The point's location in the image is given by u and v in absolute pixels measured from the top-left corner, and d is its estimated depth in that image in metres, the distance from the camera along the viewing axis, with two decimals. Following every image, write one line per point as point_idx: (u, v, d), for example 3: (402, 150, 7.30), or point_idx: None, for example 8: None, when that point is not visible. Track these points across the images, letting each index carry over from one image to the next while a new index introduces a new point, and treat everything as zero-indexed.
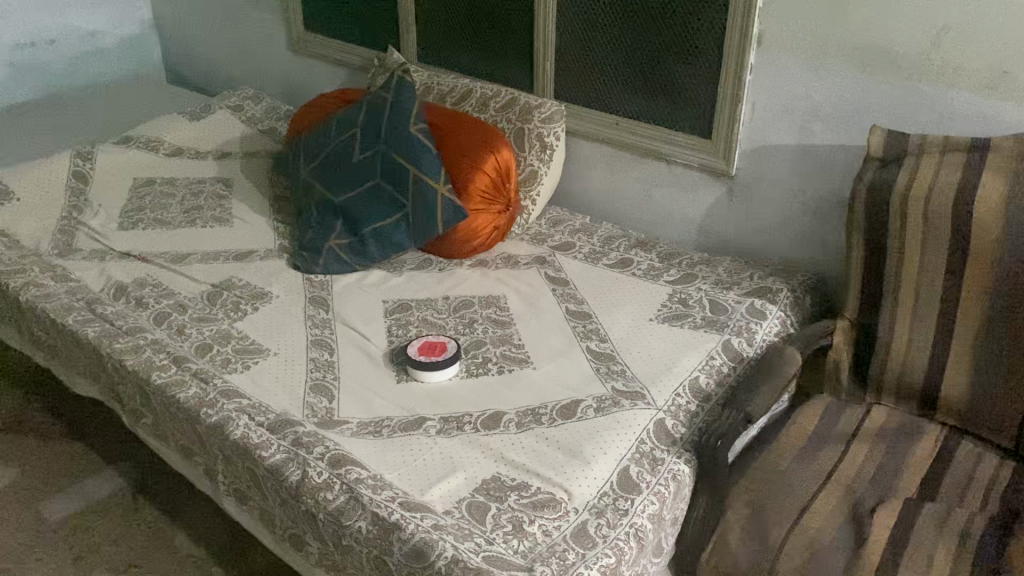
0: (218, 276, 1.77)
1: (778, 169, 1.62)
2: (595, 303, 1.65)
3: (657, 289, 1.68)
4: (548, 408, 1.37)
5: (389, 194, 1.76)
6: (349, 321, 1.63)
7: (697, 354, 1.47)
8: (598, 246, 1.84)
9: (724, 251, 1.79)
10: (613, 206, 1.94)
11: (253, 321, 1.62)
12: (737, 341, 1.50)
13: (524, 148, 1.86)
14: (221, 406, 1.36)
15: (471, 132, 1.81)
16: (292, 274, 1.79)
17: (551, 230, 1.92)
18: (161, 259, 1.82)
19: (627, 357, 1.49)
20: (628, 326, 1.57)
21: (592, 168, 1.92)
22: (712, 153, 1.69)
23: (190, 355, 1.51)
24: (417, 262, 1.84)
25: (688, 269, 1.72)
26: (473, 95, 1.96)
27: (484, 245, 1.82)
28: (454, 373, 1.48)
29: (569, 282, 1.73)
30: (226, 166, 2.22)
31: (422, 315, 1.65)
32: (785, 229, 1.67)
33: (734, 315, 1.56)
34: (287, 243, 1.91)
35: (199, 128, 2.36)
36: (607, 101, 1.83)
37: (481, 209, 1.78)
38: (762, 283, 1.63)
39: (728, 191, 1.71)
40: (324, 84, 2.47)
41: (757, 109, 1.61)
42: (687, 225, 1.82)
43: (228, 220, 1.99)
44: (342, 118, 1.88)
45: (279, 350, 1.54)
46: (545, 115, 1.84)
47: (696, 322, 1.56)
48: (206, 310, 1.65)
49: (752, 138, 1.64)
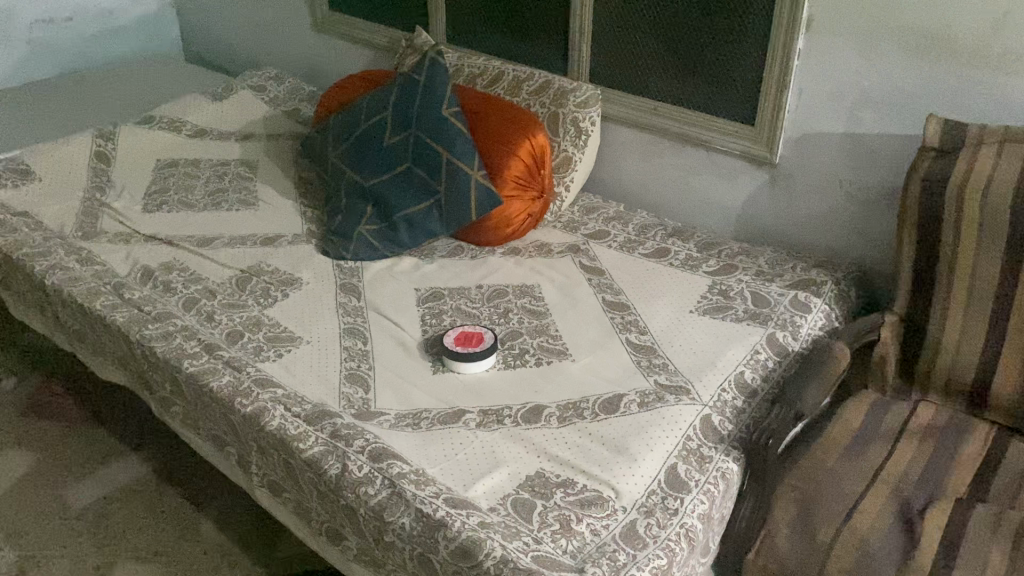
0: (246, 261, 1.73)
1: (823, 157, 1.58)
2: (633, 294, 1.61)
3: (696, 279, 1.64)
4: (589, 402, 1.34)
5: (421, 179, 1.72)
6: (382, 309, 1.60)
7: (741, 348, 1.43)
8: (634, 235, 1.80)
9: (763, 242, 1.74)
10: (648, 194, 1.89)
11: (284, 308, 1.59)
12: (782, 335, 1.46)
13: (558, 133, 1.82)
14: (255, 395, 1.33)
15: (505, 116, 1.76)
16: (321, 259, 1.76)
17: (584, 217, 1.88)
18: (188, 243, 1.79)
19: (669, 351, 1.45)
20: (668, 319, 1.53)
21: (627, 155, 1.88)
22: (755, 141, 1.64)
23: (221, 342, 1.48)
24: (448, 249, 1.80)
25: (728, 260, 1.68)
26: (505, 78, 1.91)
27: (517, 232, 1.78)
28: (491, 364, 1.44)
29: (605, 272, 1.69)
30: (250, 148, 2.18)
31: (456, 304, 1.61)
32: (829, 220, 1.63)
33: (777, 308, 1.52)
34: (315, 228, 1.87)
35: (222, 108, 2.32)
36: (645, 86, 1.78)
37: (515, 195, 1.74)
38: (805, 276, 1.59)
39: (770, 179, 1.67)
40: (349, 66, 2.43)
41: (804, 96, 1.56)
42: (725, 215, 1.77)
43: (254, 204, 1.95)
44: (372, 101, 1.84)
45: (311, 338, 1.51)
46: (581, 99, 1.79)
47: (738, 315, 1.52)
48: (235, 297, 1.61)
49: (797, 126, 1.59)
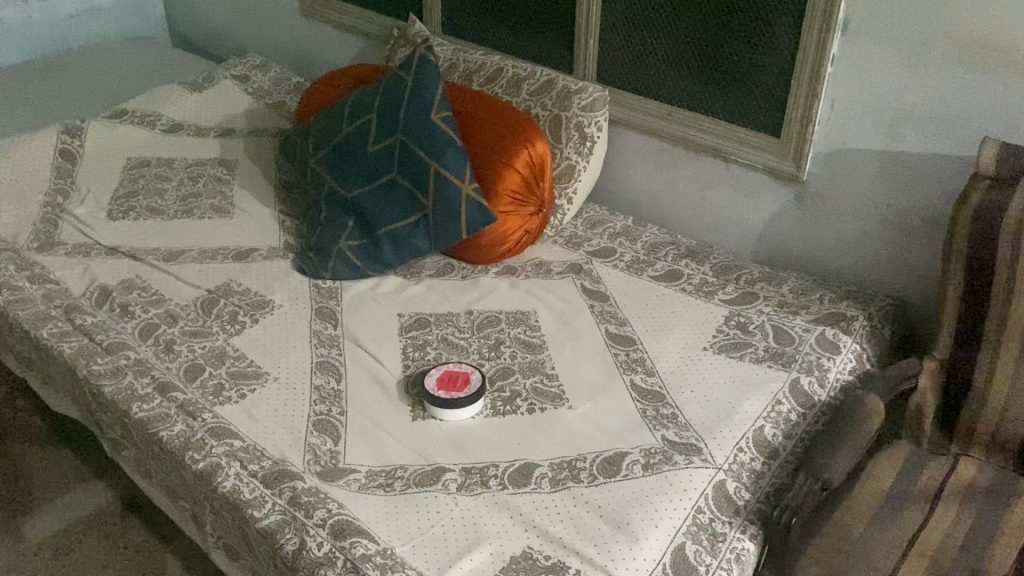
0: (214, 279, 1.57)
1: (858, 177, 1.40)
2: (640, 326, 1.45)
3: (711, 310, 1.47)
4: (587, 462, 1.17)
5: (407, 192, 1.55)
6: (360, 339, 1.44)
7: (761, 397, 1.27)
8: (642, 253, 1.63)
9: (786, 266, 1.57)
10: (658, 206, 1.72)
11: (251, 336, 1.44)
12: (807, 382, 1.30)
13: (560, 139, 1.65)
14: (209, 449, 1.19)
15: (501, 121, 1.59)
16: (297, 278, 1.60)
17: (588, 231, 1.71)
18: (152, 257, 1.63)
19: (679, 398, 1.28)
20: (678, 357, 1.37)
21: (637, 164, 1.70)
22: (780, 154, 1.46)
23: (177, 380, 1.32)
24: (437, 267, 1.64)
25: (747, 286, 1.50)
26: (503, 76, 1.73)
27: (513, 250, 1.61)
28: (478, 410, 1.28)
29: (609, 297, 1.53)
30: (229, 146, 2.02)
31: (442, 334, 1.45)
32: (862, 246, 1.45)
33: (801, 348, 1.36)
34: (293, 240, 1.71)
35: (201, 100, 2.15)
36: (658, 88, 1.60)
37: (510, 211, 1.56)
38: (833, 309, 1.42)
39: (796, 198, 1.49)
40: (339, 54, 2.25)
41: (837, 106, 1.38)
42: (746, 233, 1.59)
43: (228, 211, 1.79)
44: (357, 101, 1.67)
45: (278, 375, 1.35)
46: (587, 102, 1.62)
47: (757, 355, 1.36)
48: (198, 322, 1.46)
49: (828, 139, 1.41)
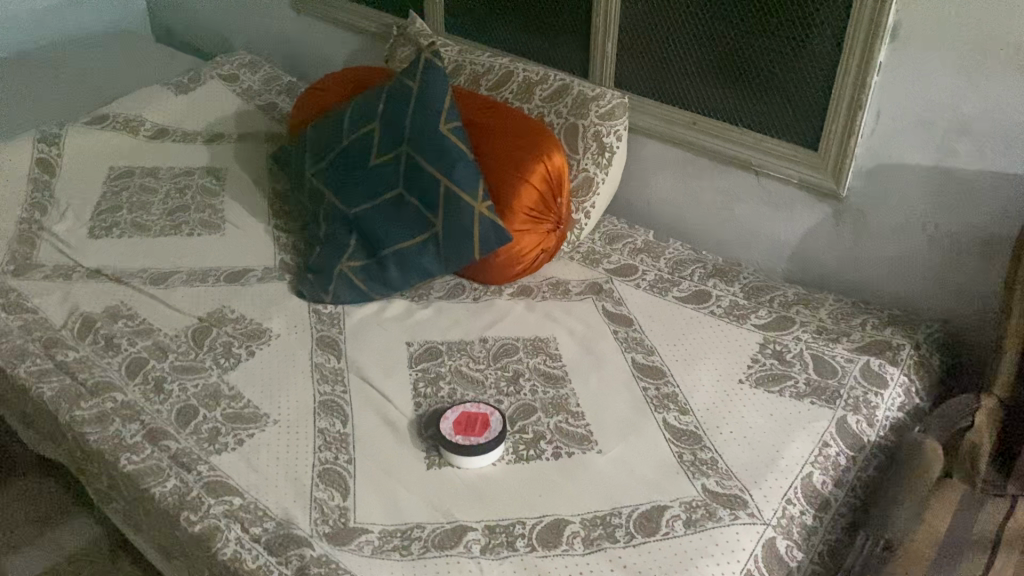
0: (206, 305, 1.46)
1: (905, 194, 1.30)
2: (669, 355, 1.34)
3: (745, 336, 1.36)
4: (622, 518, 1.07)
5: (415, 209, 1.44)
6: (366, 373, 1.33)
7: (807, 439, 1.17)
8: (666, 272, 1.52)
9: (821, 285, 1.46)
10: (682, 219, 1.61)
11: (248, 371, 1.32)
12: (855, 421, 1.20)
13: (576, 149, 1.53)
14: (207, 508, 1.09)
15: (514, 131, 1.47)
16: (296, 302, 1.48)
17: (606, 247, 1.60)
18: (139, 281, 1.51)
19: (717, 440, 1.18)
20: (713, 392, 1.26)
21: (658, 175, 1.59)
22: (818, 168, 1.36)
23: (169, 426, 1.21)
24: (446, 288, 1.53)
25: (782, 310, 1.40)
26: (514, 80, 1.61)
27: (528, 270, 1.50)
28: (498, 456, 1.18)
29: (634, 321, 1.42)
30: (218, 152, 1.89)
31: (455, 366, 1.34)
32: (907, 267, 1.35)
33: (846, 381, 1.26)
34: (289, 258, 1.59)
35: (188, 102, 2.02)
36: (683, 94, 1.49)
37: (525, 229, 1.45)
38: (877, 336, 1.32)
39: (834, 214, 1.38)
40: (333, 52, 2.12)
41: (883, 118, 1.27)
42: (777, 250, 1.49)
43: (219, 226, 1.67)
44: (356, 108, 1.54)
45: (279, 417, 1.24)
46: (605, 108, 1.51)
47: (798, 389, 1.25)
48: (190, 356, 1.35)
49: (872, 153, 1.31)
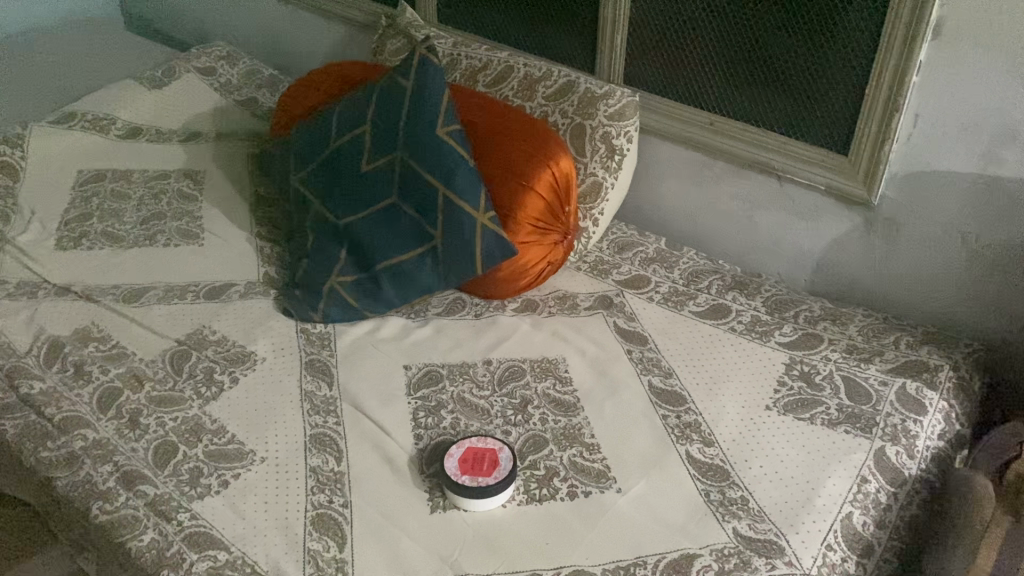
0: (185, 326, 1.35)
1: (944, 203, 1.20)
2: (688, 378, 1.24)
3: (769, 356, 1.27)
4: (648, 569, 0.97)
5: (411, 220, 1.33)
6: (360, 402, 1.22)
7: (844, 474, 1.08)
8: (681, 284, 1.42)
9: (847, 298, 1.37)
10: (695, 226, 1.51)
11: (232, 401, 1.21)
12: (894, 453, 1.10)
13: (584, 152, 1.42)
14: (189, 566, 0.98)
15: (519, 134, 1.36)
16: (282, 321, 1.37)
17: (615, 256, 1.50)
18: (111, 299, 1.40)
19: (747, 477, 1.09)
20: (739, 420, 1.17)
21: (671, 179, 1.49)
22: (847, 175, 1.26)
23: (146, 466, 1.11)
24: (445, 304, 1.42)
25: (807, 326, 1.31)
26: (514, 75, 1.50)
27: (533, 283, 1.40)
28: (509, 497, 1.07)
29: (649, 340, 1.32)
30: (195, 153, 1.77)
31: (458, 392, 1.24)
32: (943, 280, 1.26)
33: (881, 408, 1.17)
34: (274, 271, 1.48)
35: (162, 99, 1.89)
36: (699, 93, 1.38)
37: (531, 240, 1.34)
38: (912, 356, 1.23)
39: (864, 223, 1.29)
40: (315, 44, 2.00)
41: (921, 121, 1.17)
42: (800, 261, 1.39)
43: (198, 235, 1.55)
44: (345, 109, 1.43)
45: (267, 454, 1.14)
46: (615, 108, 1.40)
47: (831, 417, 1.16)
48: (167, 385, 1.23)
49: (907, 159, 1.21)
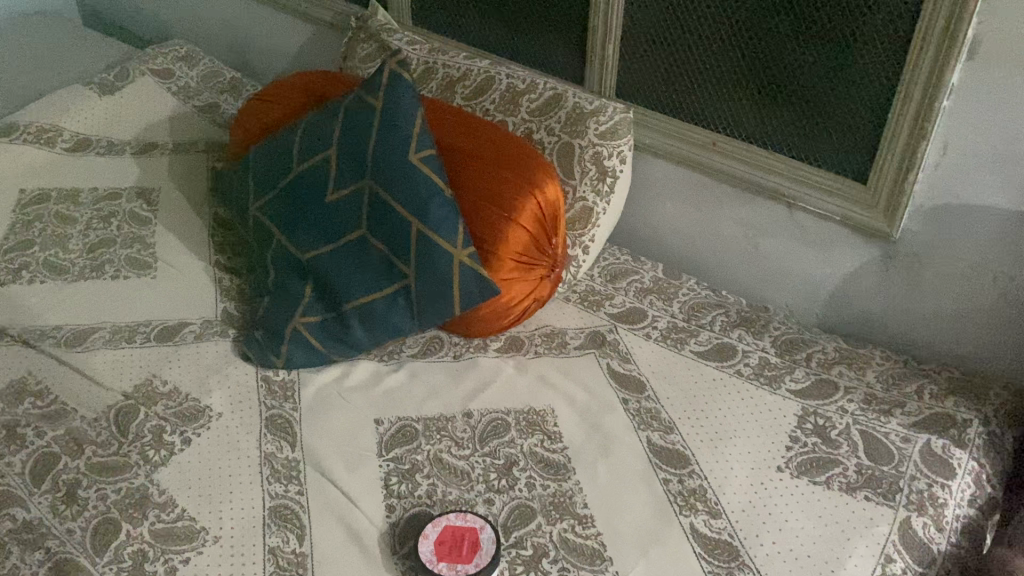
0: (132, 375, 1.21)
1: (975, 239, 1.08)
2: (691, 433, 1.12)
3: (779, 406, 1.15)
4: None
5: (381, 257, 1.19)
6: (325, 466, 1.09)
7: (866, 553, 0.97)
8: (680, 319, 1.30)
9: (862, 336, 1.25)
10: (695, 252, 1.38)
11: (183, 467, 1.09)
12: (922, 526, 0.99)
13: (572, 173, 1.29)
14: None
15: (500, 159, 1.22)
16: (241, 367, 1.24)
17: (608, 286, 1.37)
18: (51, 343, 1.26)
19: (758, 556, 0.97)
20: (748, 486, 1.05)
21: (669, 201, 1.36)
22: (865, 205, 1.13)
23: (83, 552, 0.98)
24: (423, 344, 1.29)
25: (821, 371, 1.19)
26: (495, 87, 1.36)
27: (517, 320, 1.27)
28: None
29: (646, 385, 1.20)
30: (148, 167, 1.62)
31: (435, 451, 1.11)
32: (971, 322, 1.14)
33: (905, 470, 1.05)
34: (234, 307, 1.35)
35: (114, 106, 1.75)
36: (700, 111, 1.25)
37: (514, 277, 1.21)
38: (937, 409, 1.11)
39: (884, 257, 1.16)
40: (281, 44, 1.85)
41: (951, 150, 1.04)
42: (811, 294, 1.27)
43: (151, 265, 1.41)
44: (309, 130, 1.29)
45: (220, 533, 1.01)
46: (607, 127, 1.27)
47: (849, 480, 1.05)
48: (111, 448, 1.11)
49: (934, 190, 1.08)
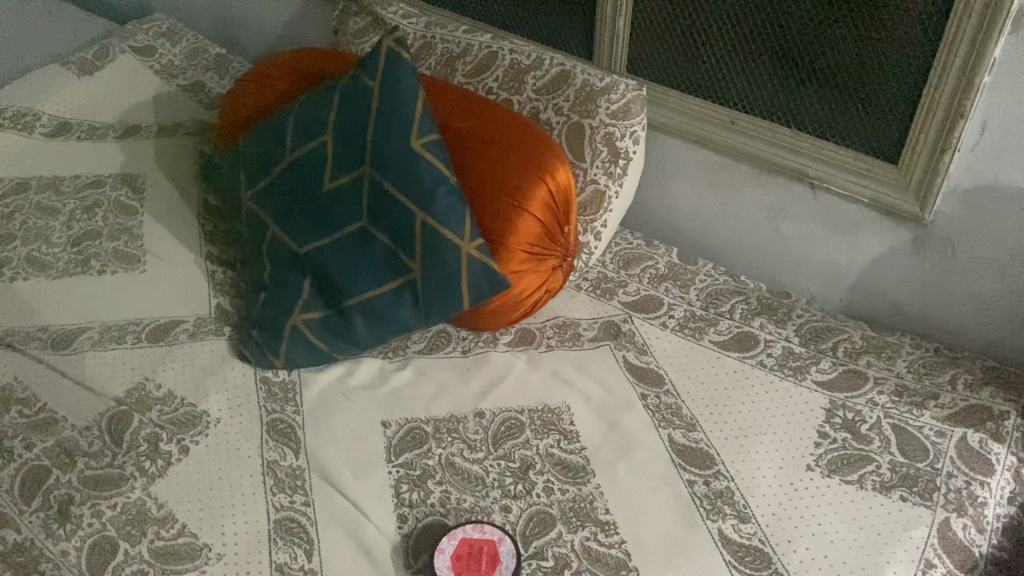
0: (124, 379, 1.15)
1: (1013, 221, 1.02)
2: (714, 430, 1.07)
3: (805, 400, 1.10)
4: None
5: (384, 250, 1.12)
6: (332, 473, 1.04)
7: (905, 558, 0.92)
8: (698, 307, 1.24)
9: (890, 321, 1.21)
10: (712, 235, 1.32)
11: (181, 479, 1.03)
12: (962, 527, 0.94)
13: (583, 155, 1.22)
14: None
15: (507, 142, 1.15)
16: (239, 368, 1.18)
17: (621, 273, 1.31)
18: (36, 346, 1.19)
19: (792, 564, 0.92)
20: (777, 486, 1.00)
21: (684, 182, 1.29)
22: (896, 187, 1.07)
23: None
24: (430, 338, 1.23)
25: (848, 361, 1.14)
26: (498, 64, 1.29)
27: (528, 312, 1.21)
28: None
29: (665, 379, 1.14)
30: (133, 152, 1.54)
31: (446, 455, 1.06)
32: (1006, 307, 1.09)
33: (942, 467, 1.00)
34: (230, 303, 1.28)
35: (95, 88, 1.66)
36: (718, 88, 1.18)
37: (525, 268, 1.15)
38: (971, 400, 1.07)
39: (915, 240, 1.10)
40: (268, 18, 1.76)
41: (991, 129, 0.97)
42: (836, 279, 1.22)
43: (139, 259, 1.34)
44: (302, 114, 1.21)
45: (224, 550, 0.96)
46: (618, 105, 1.19)
47: (883, 479, 1.00)
48: (104, 460, 1.05)
49: (972, 170, 1.01)
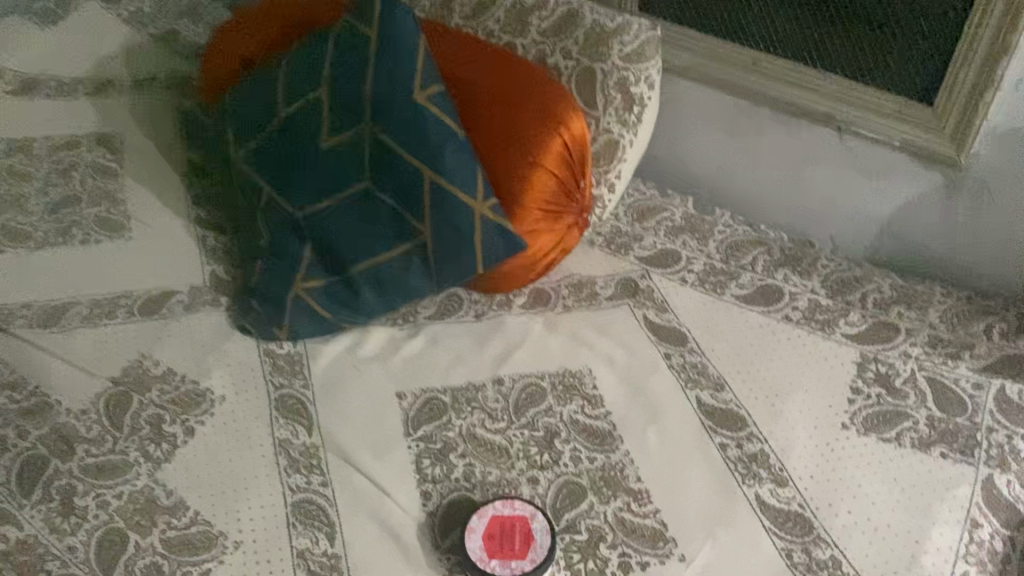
0: (118, 357, 1.08)
1: None
2: (743, 390, 1.03)
3: (835, 355, 1.06)
4: None
5: (390, 213, 1.06)
6: (348, 451, 0.99)
7: (951, 519, 0.90)
8: (719, 260, 1.19)
9: (916, 268, 1.17)
10: (729, 183, 1.26)
11: (189, 463, 0.97)
12: (1006, 484, 0.92)
13: (597, 102, 1.14)
14: None
15: (517, 91, 1.07)
16: (240, 341, 1.11)
17: (635, 225, 1.25)
18: (20, 324, 1.12)
19: (835, 529, 0.90)
20: (814, 448, 0.97)
21: (701, 128, 1.23)
22: (931, 129, 1.02)
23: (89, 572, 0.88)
24: (439, 302, 1.17)
25: (877, 313, 1.10)
26: (499, 4, 1.20)
27: (543, 272, 1.15)
28: None
29: (688, 338, 1.10)
30: (106, 109, 1.44)
31: (466, 426, 1.01)
32: None
33: (981, 421, 0.98)
34: (224, 271, 1.21)
35: (60, 38, 1.55)
36: (741, 26, 1.14)
37: (541, 227, 1.08)
38: (1010, 350, 1.05)
39: (948, 185, 1.06)
40: None
41: None
42: (862, 226, 1.17)
43: (123, 226, 1.26)
44: (296, 66, 1.13)
45: (241, 537, 0.91)
46: (631, 48, 1.13)
47: (921, 436, 0.97)
48: (105, 446, 0.98)
49: (1016, 110, 0.97)
